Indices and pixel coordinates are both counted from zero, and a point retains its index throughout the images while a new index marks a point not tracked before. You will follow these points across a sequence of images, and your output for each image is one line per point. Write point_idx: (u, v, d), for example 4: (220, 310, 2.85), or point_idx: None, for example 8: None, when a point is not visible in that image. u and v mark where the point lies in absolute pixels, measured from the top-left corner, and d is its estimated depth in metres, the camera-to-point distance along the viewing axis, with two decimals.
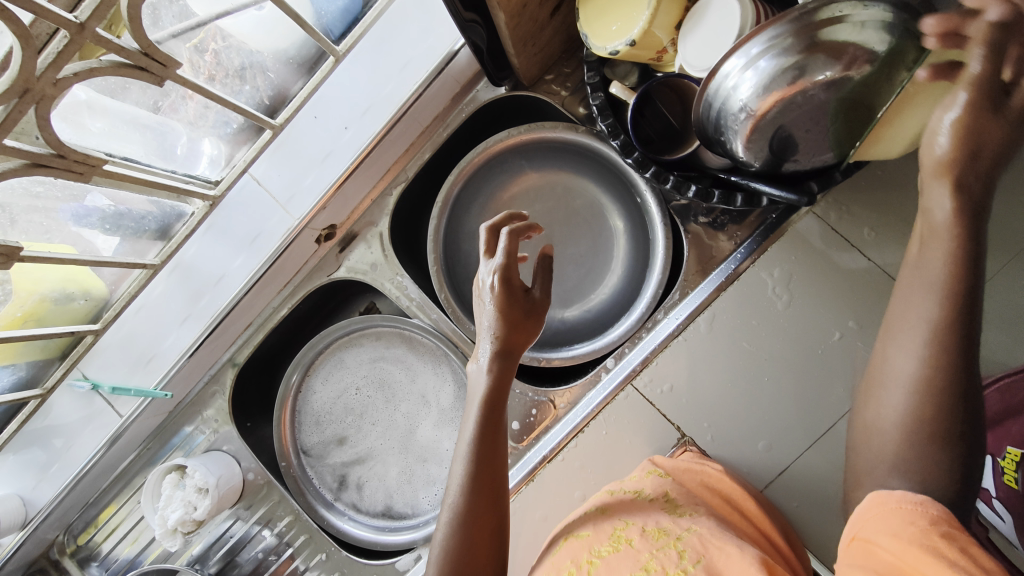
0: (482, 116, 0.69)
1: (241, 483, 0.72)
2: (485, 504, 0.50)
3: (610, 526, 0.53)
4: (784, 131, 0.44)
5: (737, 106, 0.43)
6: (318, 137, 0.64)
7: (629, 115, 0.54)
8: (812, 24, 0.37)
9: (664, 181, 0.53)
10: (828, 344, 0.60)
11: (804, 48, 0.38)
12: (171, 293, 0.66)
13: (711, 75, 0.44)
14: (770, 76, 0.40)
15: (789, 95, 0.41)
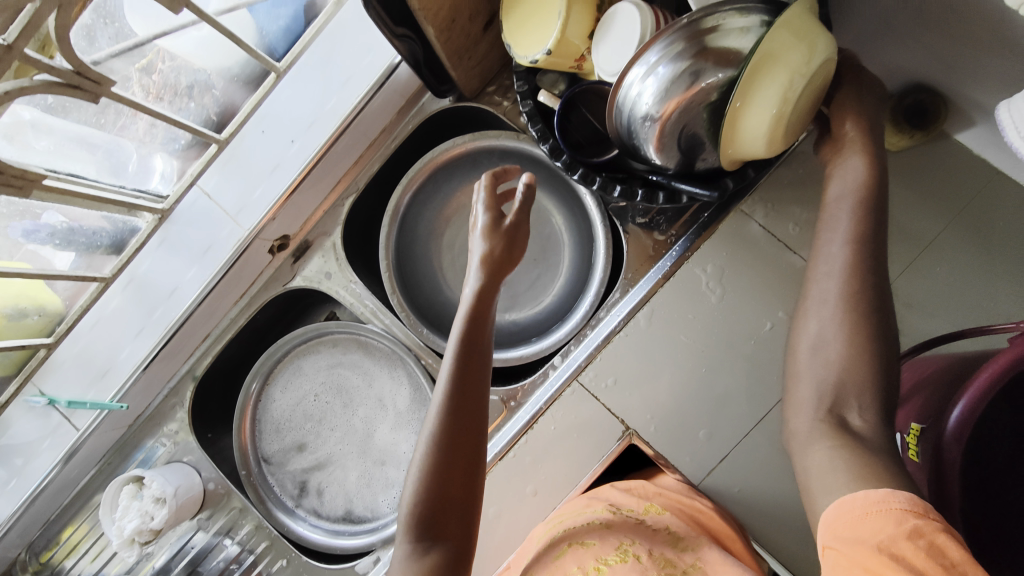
0: (429, 126, 0.72)
1: (202, 493, 0.73)
2: (465, 425, 0.50)
3: (616, 539, 0.56)
4: (689, 133, 0.47)
5: (646, 112, 0.47)
6: (268, 152, 0.66)
7: (556, 118, 0.58)
8: (698, 32, 0.42)
9: (590, 183, 0.57)
10: (760, 334, 0.63)
11: (694, 53, 0.42)
12: (126, 307, 0.68)
13: (619, 84, 0.48)
14: (668, 81, 0.44)
15: (688, 99, 0.44)
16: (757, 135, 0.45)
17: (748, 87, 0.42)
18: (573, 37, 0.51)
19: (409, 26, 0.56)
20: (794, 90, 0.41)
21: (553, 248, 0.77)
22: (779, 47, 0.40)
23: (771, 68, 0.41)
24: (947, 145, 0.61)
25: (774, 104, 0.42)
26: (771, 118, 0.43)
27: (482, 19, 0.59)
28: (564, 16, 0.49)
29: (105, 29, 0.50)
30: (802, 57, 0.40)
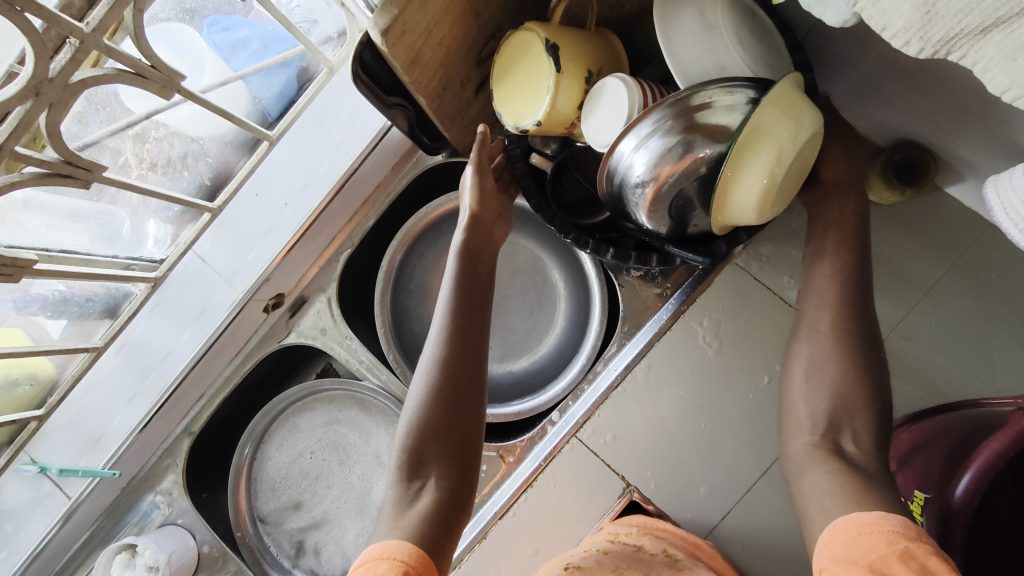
0: (423, 180, 0.72)
1: (196, 557, 0.71)
2: (461, 365, 0.53)
3: (614, 564, 0.53)
4: (681, 201, 0.47)
5: (636, 178, 0.46)
6: (261, 213, 0.66)
7: (550, 175, 0.59)
8: (688, 107, 0.42)
9: (583, 246, 0.56)
10: (759, 388, 0.62)
11: (684, 128, 0.42)
12: (119, 371, 0.67)
13: (609, 154, 0.47)
14: (659, 153, 0.44)
15: (680, 170, 0.44)
16: (746, 204, 0.45)
17: (736, 160, 0.42)
18: (562, 106, 0.51)
19: (400, 95, 0.57)
20: (782, 166, 0.42)
21: (550, 298, 0.77)
22: (765, 122, 0.41)
23: (756, 142, 0.41)
24: (937, 197, 0.61)
25: (761, 175, 0.43)
26: (760, 189, 0.43)
27: (473, 83, 0.60)
28: (553, 90, 0.50)
29: (97, 112, 0.50)
30: (787, 133, 0.41)
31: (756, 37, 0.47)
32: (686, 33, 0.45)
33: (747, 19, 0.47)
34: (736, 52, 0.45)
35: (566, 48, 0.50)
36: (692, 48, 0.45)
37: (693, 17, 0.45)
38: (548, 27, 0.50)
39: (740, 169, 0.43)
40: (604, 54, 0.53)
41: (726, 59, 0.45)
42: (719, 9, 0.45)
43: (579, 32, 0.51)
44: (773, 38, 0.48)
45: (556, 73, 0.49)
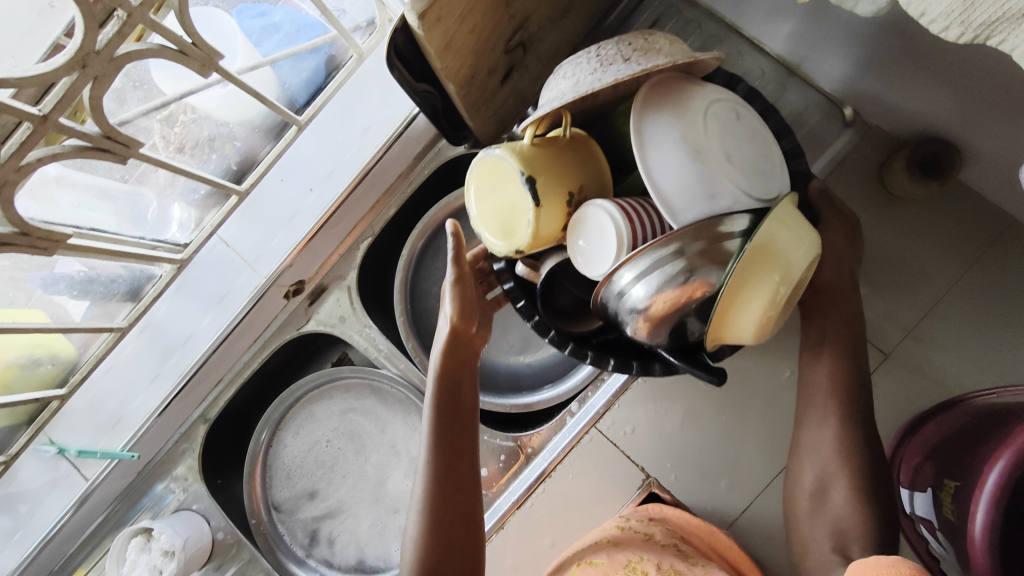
0: (444, 171, 0.73)
1: (210, 543, 0.71)
2: (455, 474, 0.53)
3: (624, 556, 0.55)
4: (681, 330, 0.42)
5: (630, 305, 0.41)
6: (286, 199, 0.67)
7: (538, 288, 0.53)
8: (699, 234, 0.38)
9: (582, 359, 0.52)
10: (781, 381, 0.62)
11: (686, 254, 0.38)
12: (141, 352, 0.68)
13: (602, 280, 0.43)
14: (659, 281, 0.39)
15: (682, 300, 0.39)
16: (745, 329, 0.41)
17: (738, 286, 0.39)
18: (545, 234, 0.47)
19: (430, 82, 0.57)
20: (785, 290, 0.40)
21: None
22: (765, 249, 0.39)
23: (758, 269, 0.39)
24: (962, 193, 0.61)
25: (763, 300, 0.40)
26: (762, 314, 0.40)
27: (499, 73, 0.61)
28: (535, 217, 0.45)
29: (134, 91, 0.51)
30: (786, 260, 0.39)
31: (746, 144, 0.41)
32: (669, 157, 0.40)
33: (733, 122, 0.41)
34: (729, 175, 0.39)
35: (542, 177, 0.45)
36: (671, 178, 0.39)
37: (675, 138, 0.40)
38: (520, 155, 0.45)
39: (741, 296, 0.40)
40: (586, 166, 0.47)
41: (715, 189, 0.39)
42: (701, 128, 0.40)
43: (557, 151, 0.45)
44: (768, 147, 0.43)
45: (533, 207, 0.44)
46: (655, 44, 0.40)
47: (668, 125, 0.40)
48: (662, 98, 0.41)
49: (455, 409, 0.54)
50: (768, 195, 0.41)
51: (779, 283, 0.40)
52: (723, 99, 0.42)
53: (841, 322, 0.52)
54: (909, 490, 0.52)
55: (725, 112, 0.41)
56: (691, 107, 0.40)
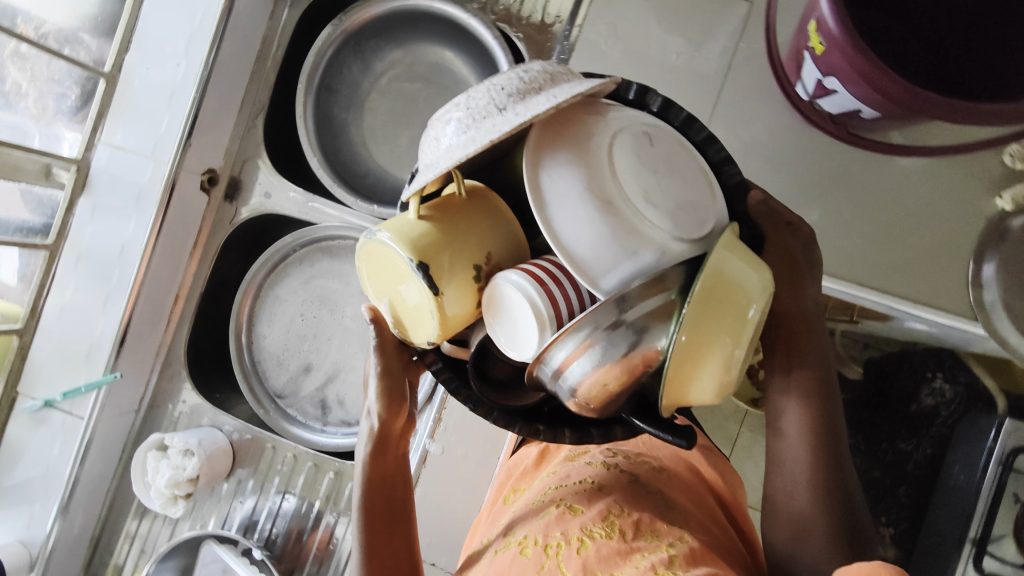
0: (309, 25, 0.75)
1: (229, 446, 0.73)
2: (382, 517, 0.55)
3: (603, 504, 0.53)
4: (624, 395, 0.39)
5: (563, 386, 0.38)
6: (157, 83, 0.66)
7: (469, 362, 0.45)
8: (630, 306, 0.33)
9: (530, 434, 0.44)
10: (669, 67, 0.67)
11: (625, 327, 0.34)
12: (81, 284, 0.67)
13: (534, 362, 0.38)
14: (595, 356, 0.35)
15: (624, 365, 0.36)
16: (695, 395, 0.37)
17: (679, 358, 0.35)
18: (455, 319, 0.42)
19: None
20: (742, 346, 0.36)
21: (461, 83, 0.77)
22: (715, 309, 0.34)
23: (708, 330, 0.35)
24: None
25: (722, 358, 0.35)
26: (718, 373, 0.36)
27: None
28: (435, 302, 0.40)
29: None
30: (739, 318, 0.35)
31: (670, 176, 0.36)
32: (581, 220, 0.35)
33: (650, 155, 0.37)
34: (652, 219, 0.35)
35: (434, 259, 0.40)
36: (584, 238, 0.35)
37: (584, 197, 0.35)
38: (404, 239, 0.40)
39: (693, 355, 0.35)
40: (487, 230, 0.42)
41: (643, 243, 0.35)
42: (610, 177, 0.35)
43: (450, 221, 0.41)
44: (693, 172, 0.38)
45: (431, 296, 0.39)
46: (535, 83, 0.37)
47: (571, 177, 0.36)
48: (556, 137, 0.37)
49: (384, 464, 0.56)
50: (701, 225, 0.36)
51: (735, 338, 0.35)
52: (632, 129, 0.37)
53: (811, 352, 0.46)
54: (811, 60, 0.51)
55: (637, 147, 0.36)
56: (595, 148, 0.36)
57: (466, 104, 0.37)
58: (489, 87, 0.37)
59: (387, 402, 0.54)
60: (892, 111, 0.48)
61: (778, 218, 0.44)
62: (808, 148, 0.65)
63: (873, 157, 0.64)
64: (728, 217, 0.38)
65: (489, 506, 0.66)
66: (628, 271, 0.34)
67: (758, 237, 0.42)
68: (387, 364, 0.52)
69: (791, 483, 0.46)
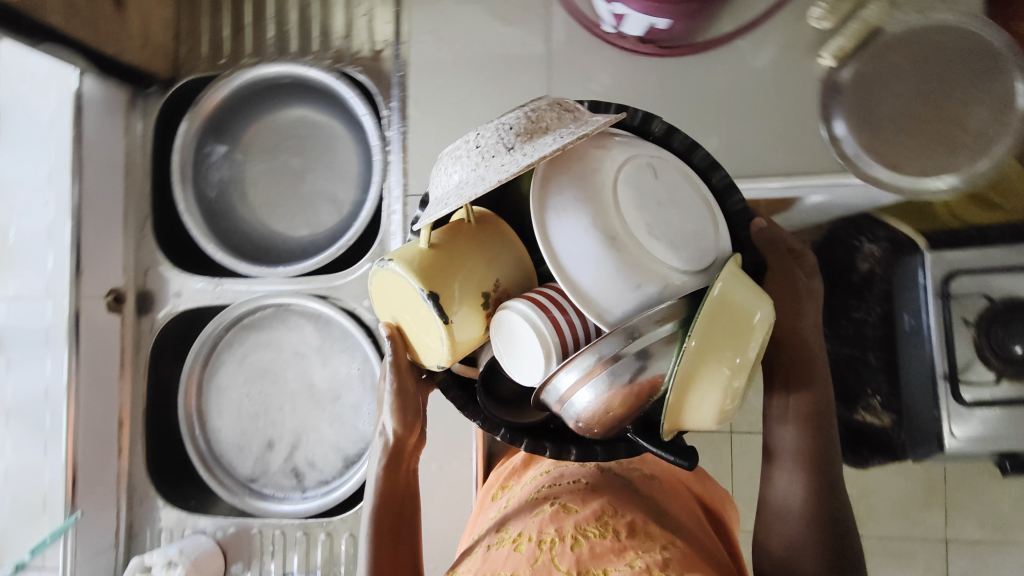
0: (166, 128, 0.78)
1: (216, 546, 0.72)
2: (390, 537, 0.53)
3: (596, 504, 0.54)
4: (624, 424, 0.40)
5: (569, 411, 0.40)
6: (31, 225, 0.67)
7: (477, 381, 0.49)
8: (635, 327, 0.36)
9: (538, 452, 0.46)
10: (496, 50, 0.72)
11: (631, 350, 0.36)
12: (16, 438, 0.67)
13: (543, 386, 0.40)
14: (603, 378, 0.37)
15: (627, 388, 0.37)
16: (694, 423, 0.39)
17: (682, 385, 0.37)
18: (465, 343, 0.46)
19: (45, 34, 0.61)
20: (739, 377, 0.38)
21: (321, 128, 0.80)
22: (716, 343, 0.36)
23: (708, 363, 0.37)
24: None
25: (719, 388, 0.37)
26: (714, 405, 0.38)
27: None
28: (448, 330, 0.44)
29: None
30: (742, 355, 0.37)
31: (674, 208, 0.39)
32: (587, 240, 0.38)
33: (654, 190, 0.39)
34: (656, 252, 0.38)
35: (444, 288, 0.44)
36: (594, 274, 0.37)
37: (589, 228, 0.38)
38: (417, 270, 0.44)
39: (690, 382, 0.37)
40: (489, 258, 0.46)
41: (646, 276, 0.37)
42: (617, 216, 0.38)
43: (451, 253, 0.44)
44: (697, 200, 0.41)
45: (442, 324, 0.43)
46: (541, 123, 0.40)
47: (577, 206, 0.39)
48: (564, 169, 0.40)
49: (399, 477, 0.55)
50: (704, 254, 0.39)
51: (735, 371, 0.37)
52: (636, 166, 0.40)
53: (802, 370, 0.46)
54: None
55: (639, 179, 0.39)
56: (598, 180, 0.39)
57: (477, 146, 0.41)
58: (496, 128, 0.40)
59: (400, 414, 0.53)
60: (686, 6, 0.51)
61: (778, 244, 0.46)
62: (653, 81, 0.69)
63: (700, 65, 0.69)
64: (729, 247, 0.41)
65: (479, 510, 0.67)
66: (629, 298, 0.37)
67: (761, 264, 0.44)
68: (401, 383, 0.53)
69: (785, 499, 0.46)
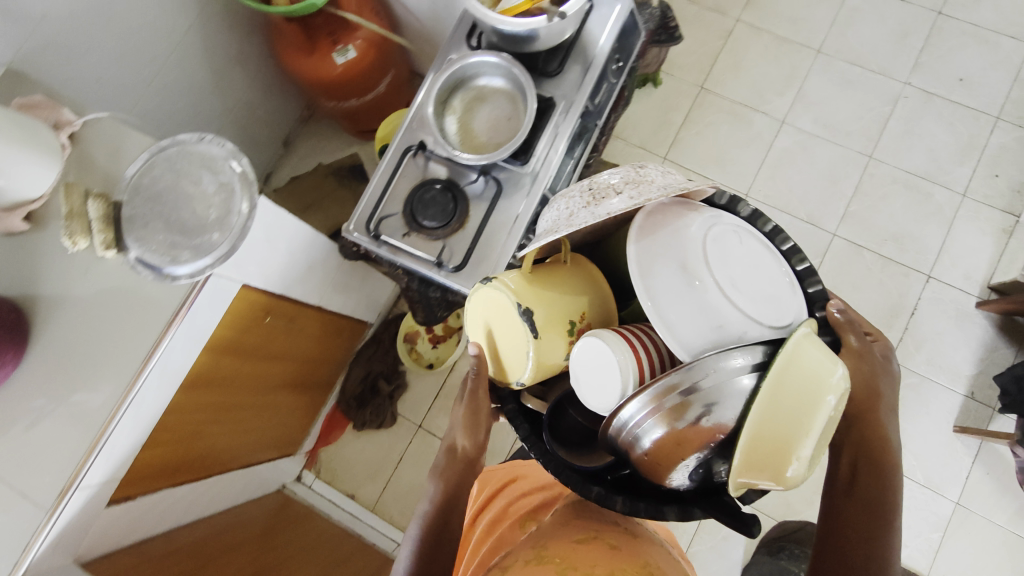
0: None
1: None
2: (443, 511, 0.76)
3: (630, 550, 0.67)
4: (674, 462, 0.59)
5: (643, 440, 0.59)
6: None
7: (547, 415, 0.72)
8: (688, 371, 0.56)
9: (589, 494, 0.64)
10: None
11: (699, 387, 0.56)
12: None
13: (612, 417, 0.61)
14: (671, 417, 0.56)
15: (683, 430, 0.57)
16: (759, 480, 0.57)
17: (752, 452, 0.55)
18: (542, 363, 0.73)
19: None
20: (821, 420, 0.55)
21: None
22: (790, 386, 0.55)
23: (773, 401, 0.55)
24: None
25: (788, 433, 0.55)
26: (791, 451, 0.55)
27: None
28: (535, 339, 0.71)
29: None
30: (827, 392, 0.55)
31: (745, 261, 0.64)
32: (672, 280, 0.62)
33: (742, 257, 0.64)
34: (738, 300, 0.60)
35: (526, 306, 0.72)
36: (672, 309, 0.61)
37: (679, 274, 0.62)
38: (509, 286, 0.74)
39: (761, 421, 0.55)
40: (554, 286, 0.74)
41: (723, 318, 0.60)
42: (698, 270, 0.61)
43: (527, 279, 0.74)
44: (774, 271, 0.65)
45: (529, 334, 0.71)
46: (644, 176, 0.68)
47: (664, 257, 0.63)
48: (663, 236, 0.64)
49: (457, 481, 0.80)
50: (777, 316, 0.61)
51: (815, 406, 0.55)
52: (733, 231, 0.65)
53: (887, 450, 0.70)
54: None
55: (721, 244, 0.64)
56: (687, 242, 0.63)
57: (585, 186, 0.70)
58: (611, 172, 0.69)
59: (466, 432, 0.80)
60: None
61: (854, 328, 0.69)
62: (52, 374, 0.79)
63: (65, 331, 0.79)
64: (801, 314, 0.64)
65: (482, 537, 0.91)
66: (704, 334, 0.59)
67: (832, 340, 0.69)
68: (470, 418, 0.81)
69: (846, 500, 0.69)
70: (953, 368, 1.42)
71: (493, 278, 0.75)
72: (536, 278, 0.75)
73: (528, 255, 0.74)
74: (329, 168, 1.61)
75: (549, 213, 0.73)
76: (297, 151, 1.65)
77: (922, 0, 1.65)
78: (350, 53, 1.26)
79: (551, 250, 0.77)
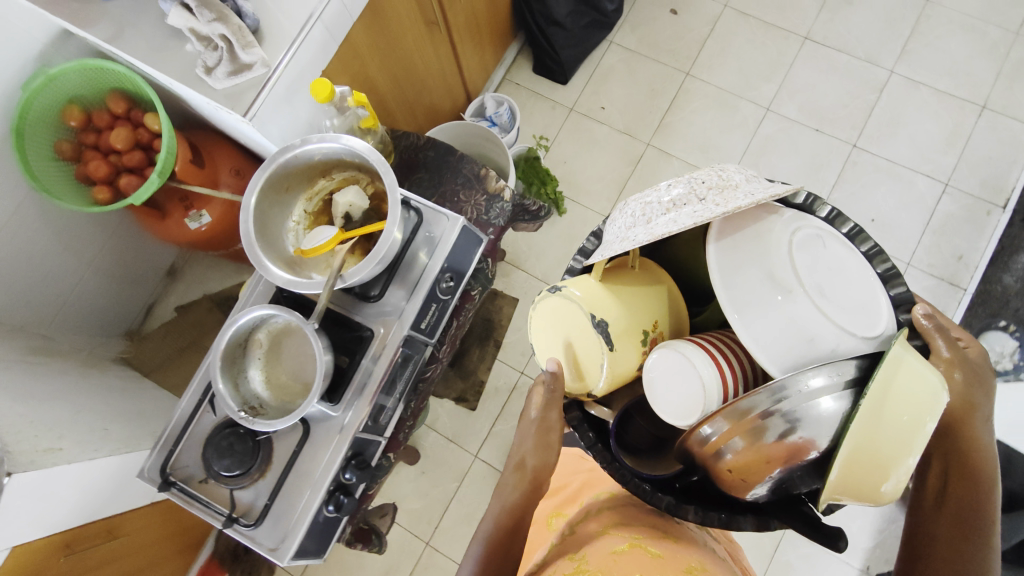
0: None
1: None
2: (508, 540, 0.70)
3: (678, 551, 0.66)
4: (760, 482, 0.55)
5: (719, 453, 0.56)
6: None
7: (615, 426, 0.68)
8: (771, 390, 0.53)
9: (665, 504, 0.61)
10: None
11: (779, 403, 0.52)
12: None
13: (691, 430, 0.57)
14: (751, 437, 0.53)
15: (766, 444, 0.52)
16: (849, 499, 0.54)
17: (847, 472, 0.52)
18: (620, 372, 0.69)
19: None
20: (916, 442, 0.52)
21: None
22: (882, 409, 0.51)
23: (867, 422, 0.51)
24: None
25: (887, 455, 0.52)
26: (885, 473, 0.52)
27: None
28: (608, 350, 0.68)
29: None
30: (923, 410, 0.52)
31: (836, 265, 0.61)
32: (767, 303, 0.60)
33: (827, 262, 0.61)
34: (830, 309, 0.58)
35: (602, 314, 0.68)
36: (758, 329, 0.60)
37: (769, 287, 0.60)
38: (586, 296, 0.69)
39: (859, 445, 0.51)
40: (631, 290, 0.71)
41: (813, 332, 0.58)
42: (787, 277, 0.60)
43: (608, 285, 0.70)
44: (862, 274, 0.62)
45: (608, 346, 0.67)
46: (725, 183, 0.64)
47: (747, 270, 0.62)
48: (749, 241, 0.63)
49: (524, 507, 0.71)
50: (868, 326, 0.58)
51: (915, 425, 0.52)
52: (821, 236, 0.63)
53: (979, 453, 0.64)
54: None
55: (809, 251, 0.61)
56: (772, 248, 0.61)
57: (665, 187, 0.65)
58: (693, 179, 0.65)
59: (537, 452, 0.72)
60: None
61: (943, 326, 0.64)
62: None
63: None
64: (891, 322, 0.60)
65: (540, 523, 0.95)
66: (796, 347, 0.58)
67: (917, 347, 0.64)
68: (544, 435, 0.73)
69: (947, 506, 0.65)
70: (851, 539, 1.39)
71: (563, 288, 0.70)
72: (612, 284, 0.71)
73: (601, 263, 0.69)
74: (215, 299, 1.50)
75: (623, 215, 0.69)
76: (183, 278, 1.53)
77: (838, 132, 1.57)
78: (204, 218, 1.19)
79: (624, 256, 0.73)
